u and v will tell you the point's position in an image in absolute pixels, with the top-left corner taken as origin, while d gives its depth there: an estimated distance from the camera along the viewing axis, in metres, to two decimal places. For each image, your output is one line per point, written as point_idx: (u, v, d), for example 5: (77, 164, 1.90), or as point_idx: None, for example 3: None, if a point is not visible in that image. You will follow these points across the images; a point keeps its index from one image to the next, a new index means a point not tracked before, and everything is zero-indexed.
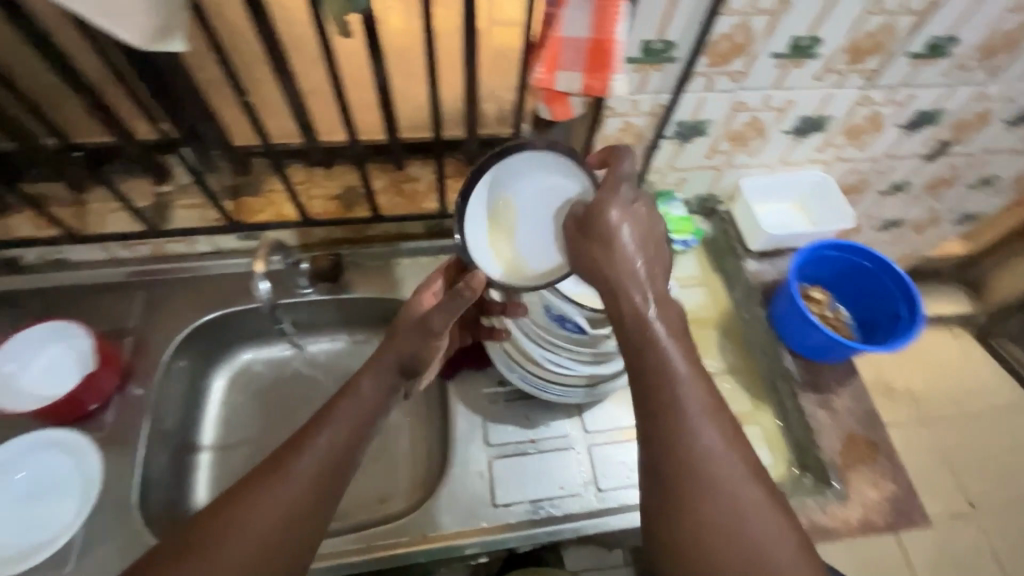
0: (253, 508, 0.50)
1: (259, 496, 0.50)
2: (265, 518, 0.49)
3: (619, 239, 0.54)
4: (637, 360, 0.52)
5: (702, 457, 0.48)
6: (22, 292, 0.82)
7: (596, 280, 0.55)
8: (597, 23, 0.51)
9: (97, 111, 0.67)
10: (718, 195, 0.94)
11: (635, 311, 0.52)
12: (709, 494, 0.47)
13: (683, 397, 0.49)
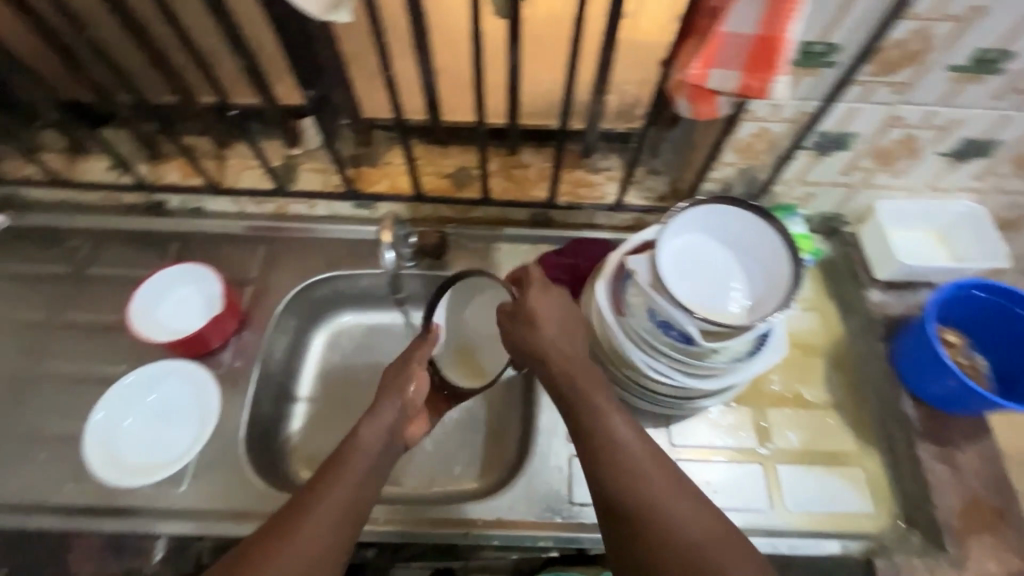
0: (286, 525, 0.54)
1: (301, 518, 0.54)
2: (298, 537, 0.53)
3: (539, 322, 0.64)
4: (570, 411, 0.61)
5: (641, 476, 0.55)
6: (162, 233, 0.89)
7: (548, 344, 0.63)
8: (767, 20, 0.48)
9: (255, 73, 0.72)
10: (846, 215, 0.87)
11: (565, 354, 0.63)
12: (647, 502, 0.54)
13: (595, 419, 0.59)
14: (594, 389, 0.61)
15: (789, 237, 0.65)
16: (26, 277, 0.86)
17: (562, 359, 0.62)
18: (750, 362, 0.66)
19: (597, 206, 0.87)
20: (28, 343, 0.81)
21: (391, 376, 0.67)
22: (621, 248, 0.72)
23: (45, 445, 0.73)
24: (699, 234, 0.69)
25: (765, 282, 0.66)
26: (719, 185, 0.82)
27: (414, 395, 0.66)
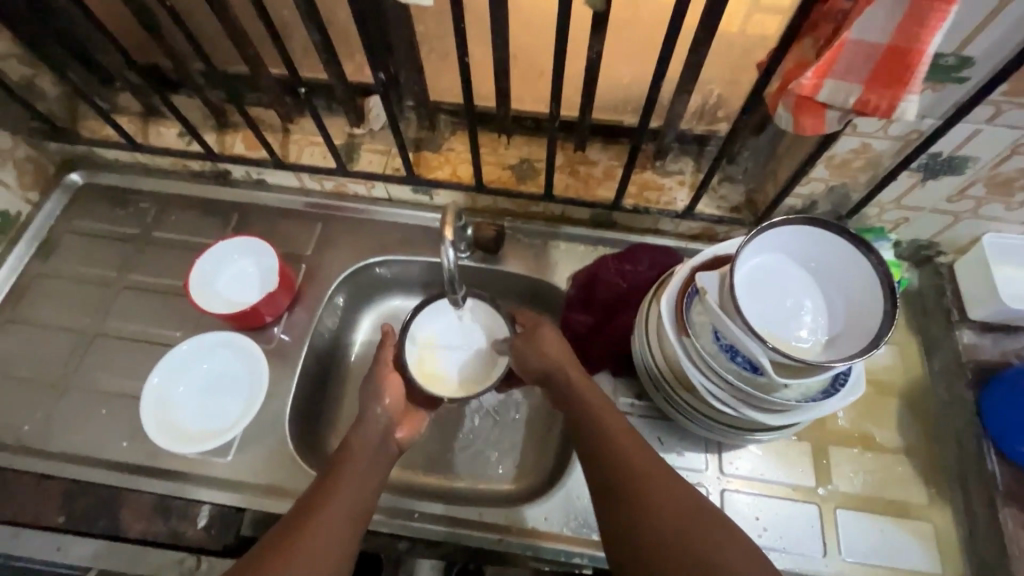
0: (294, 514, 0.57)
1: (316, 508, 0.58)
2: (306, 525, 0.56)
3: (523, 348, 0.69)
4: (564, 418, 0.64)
5: (622, 465, 0.58)
6: (224, 203, 0.90)
7: (549, 366, 0.67)
8: (908, 28, 0.42)
9: (324, 50, 0.71)
10: (942, 245, 0.79)
11: (560, 365, 0.67)
12: (626, 482, 0.56)
13: (575, 406, 0.63)
14: (582, 384, 0.65)
15: (888, 274, 0.58)
16: (97, 235, 0.88)
17: (563, 372, 0.66)
18: (820, 403, 0.59)
19: (664, 212, 0.82)
20: (96, 299, 0.84)
21: (369, 389, 0.71)
22: (691, 263, 0.68)
23: (106, 401, 0.76)
24: (783, 255, 0.63)
25: (849, 320, 0.60)
26: (802, 201, 0.75)
27: (390, 405, 0.70)
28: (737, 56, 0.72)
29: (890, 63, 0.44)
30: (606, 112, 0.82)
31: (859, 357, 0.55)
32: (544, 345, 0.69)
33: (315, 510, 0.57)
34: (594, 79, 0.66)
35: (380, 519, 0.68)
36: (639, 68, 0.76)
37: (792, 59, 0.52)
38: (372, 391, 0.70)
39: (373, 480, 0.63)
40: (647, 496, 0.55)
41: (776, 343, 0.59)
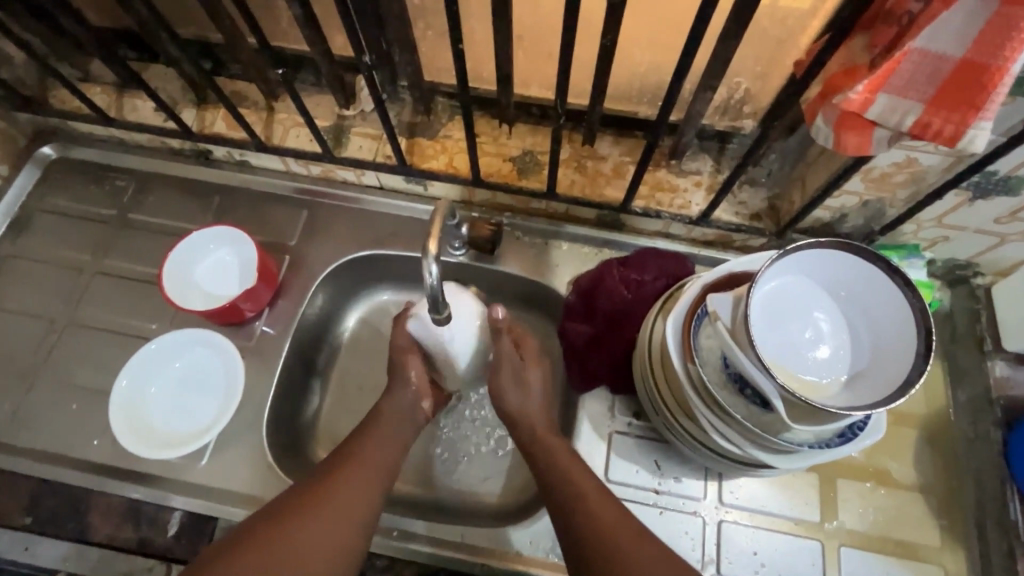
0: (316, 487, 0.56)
1: (326, 486, 0.56)
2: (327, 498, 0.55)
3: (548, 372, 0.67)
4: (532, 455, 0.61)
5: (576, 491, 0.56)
6: (206, 185, 0.84)
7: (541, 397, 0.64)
8: (989, 44, 0.36)
9: (305, 26, 0.63)
10: (982, 266, 0.72)
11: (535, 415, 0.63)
12: (589, 530, 0.53)
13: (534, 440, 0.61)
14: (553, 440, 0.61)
15: (924, 310, 0.52)
16: (71, 214, 0.83)
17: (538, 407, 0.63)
18: (835, 449, 0.54)
19: (677, 216, 0.75)
20: (69, 285, 0.79)
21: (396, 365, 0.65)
22: (704, 279, 0.61)
23: (77, 396, 0.73)
24: (807, 278, 0.57)
25: (875, 358, 0.54)
26: (831, 213, 0.68)
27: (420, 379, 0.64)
28: (771, 48, 0.63)
29: (957, 80, 0.38)
30: (621, 101, 0.74)
31: (884, 404, 0.50)
32: (527, 377, 0.64)
33: (325, 488, 0.56)
34: (606, 72, 0.59)
35: (379, 540, 0.66)
36: (659, 57, 0.67)
37: (839, 62, 0.45)
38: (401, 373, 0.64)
39: (391, 454, 0.61)
40: (612, 548, 0.51)
41: (791, 380, 0.53)
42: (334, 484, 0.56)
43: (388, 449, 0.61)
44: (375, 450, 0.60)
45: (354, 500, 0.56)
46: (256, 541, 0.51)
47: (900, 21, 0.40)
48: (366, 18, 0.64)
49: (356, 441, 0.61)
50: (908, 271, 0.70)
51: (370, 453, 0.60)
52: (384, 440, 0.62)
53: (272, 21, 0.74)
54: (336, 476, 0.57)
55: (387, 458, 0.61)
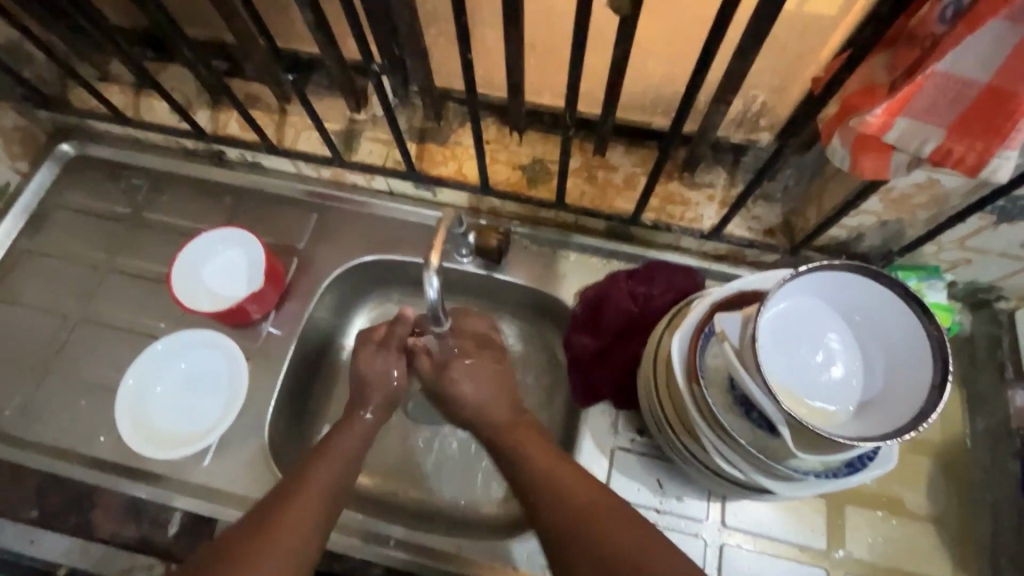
0: (314, 468, 0.57)
1: (282, 509, 0.53)
2: (313, 481, 0.56)
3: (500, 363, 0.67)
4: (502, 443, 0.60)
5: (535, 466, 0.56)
6: (218, 185, 0.85)
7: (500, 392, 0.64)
8: (1017, 69, 0.35)
9: (316, 31, 0.63)
10: (1005, 290, 0.69)
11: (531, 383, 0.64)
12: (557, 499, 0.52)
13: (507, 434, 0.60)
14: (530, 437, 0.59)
15: (941, 339, 0.50)
16: (87, 211, 0.84)
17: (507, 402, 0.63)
18: (842, 479, 0.53)
19: (688, 230, 0.74)
20: (82, 282, 0.81)
21: (369, 383, 0.66)
22: (713, 298, 0.60)
23: (85, 391, 0.74)
24: (820, 300, 0.55)
25: (887, 387, 0.52)
26: (847, 232, 0.66)
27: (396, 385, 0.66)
28: (791, 60, 0.61)
29: (983, 107, 0.37)
30: (633, 112, 0.73)
31: (896, 436, 0.48)
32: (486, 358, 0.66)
33: (313, 471, 0.57)
34: (616, 83, 0.58)
35: (364, 546, 0.66)
36: (674, 67, 0.66)
37: (858, 80, 0.44)
38: (377, 381, 0.66)
39: (350, 470, 0.60)
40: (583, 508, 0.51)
41: (798, 407, 0.51)
42: (295, 504, 0.54)
43: (348, 464, 0.60)
44: (334, 465, 0.58)
45: (315, 520, 0.53)
46: (267, 520, 0.52)
47: (924, 42, 0.38)
48: (377, 25, 0.64)
49: (315, 458, 0.59)
50: (927, 293, 0.68)
51: (329, 467, 0.58)
52: (343, 455, 0.60)
53: (285, 24, 0.74)
54: (295, 495, 0.54)
55: (345, 473, 0.59)
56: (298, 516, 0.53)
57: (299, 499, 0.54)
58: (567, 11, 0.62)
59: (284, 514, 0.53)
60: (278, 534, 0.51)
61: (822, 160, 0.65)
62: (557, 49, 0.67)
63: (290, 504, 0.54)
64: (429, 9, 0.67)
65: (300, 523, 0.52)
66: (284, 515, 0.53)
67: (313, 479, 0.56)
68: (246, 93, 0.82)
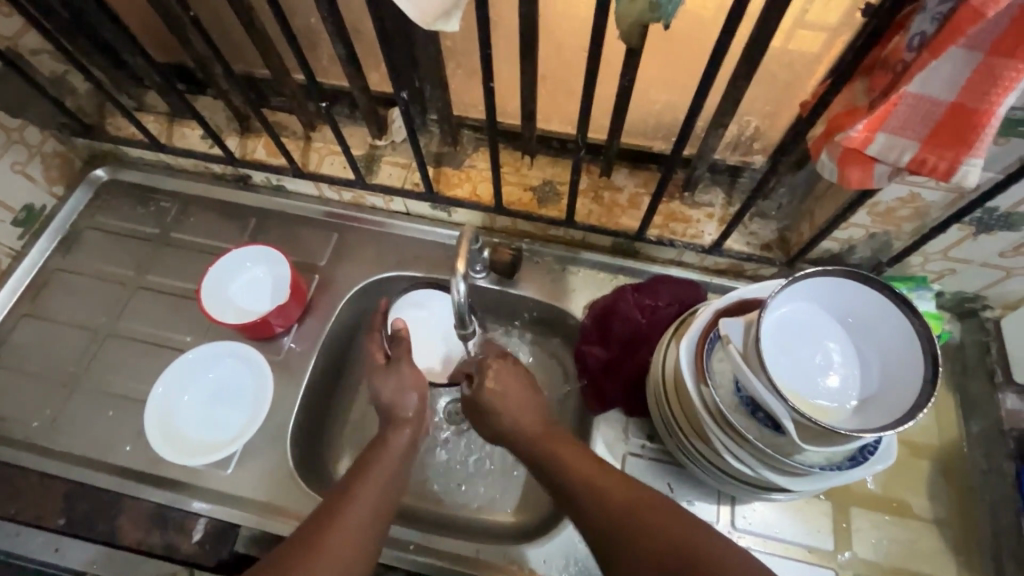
0: (370, 455, 0.63)
1: (325, 528, 0.55)
2: (374, 465, 0.62)
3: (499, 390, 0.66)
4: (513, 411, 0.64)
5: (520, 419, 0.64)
6: (243, 208, 0.89)
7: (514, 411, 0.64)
8: (977, 88, 0.40)
9: (348, 63, 0.69)
10: (989, 299, 0.74)
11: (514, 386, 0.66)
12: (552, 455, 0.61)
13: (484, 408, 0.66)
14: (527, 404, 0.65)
15: (931, 337, 0.54)
16: (116, 232, 0.89)
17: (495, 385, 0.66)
18: (846, 472, 0.56)
19: (690, 245, 0.78)
20: (109, 300, 0.84)
21: (393, 403, 0.67)
22: (715, 306, 0.64)
23: (114, 403, 0.77)
24: (816, 305, 0.59)
25: (884, 384, 0.56)
26: (839, 245, 0.71)
27: (420, 402, 0.68)
28: (781, 90, 0.67)
29: (951, 124, 0.42)
30: (637, 137, 0.79)
31: (894, 428, 0.51)
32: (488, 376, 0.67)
33: (372, 455, 0.63)
34: (623, 111, 0.63)
35: (388, 552, 0.69)
36: (674, 95, 0.72)
37: (842, 103, 0.50)
38: (395, 402, 0.67)
39: (400, 479, 0.63)
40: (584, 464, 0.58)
41: (801, 404, 0.55)
42: (337, 524, 0.55)
43: (385, 493, 0.60)
44: (387, 463, 0.62)
45: (364, 525, 0.56)
46: (331, 508, 0.57)
47: (895, 67, 0.44)
48: (403, 57, 0.70)
49: (358, 477, 0.61)
50: (916, 302, 0.72)
51: (366, 494, 0.59)
52: (380, 485, 0.60)
53: (315, 57, 0.80)
54: (353, 491, 0.59)
55: (396, 479, 0.62)
56: (359, 507, 0.57)
57: (365, 482, 0.60)
58: (577, 47, 0.69)
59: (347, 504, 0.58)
60: (340, 524, 0.55)
61: (812, 178, 0.70)
62: (566, 80, 0.73)
63: (353, 492, 0.59)
64: (448, 44, 0.72)
65: (365, 512, 0.57)
66: (349, 506, 0.57)
67: (371, 472, 0.61)
68: (274, 122, 0.87)
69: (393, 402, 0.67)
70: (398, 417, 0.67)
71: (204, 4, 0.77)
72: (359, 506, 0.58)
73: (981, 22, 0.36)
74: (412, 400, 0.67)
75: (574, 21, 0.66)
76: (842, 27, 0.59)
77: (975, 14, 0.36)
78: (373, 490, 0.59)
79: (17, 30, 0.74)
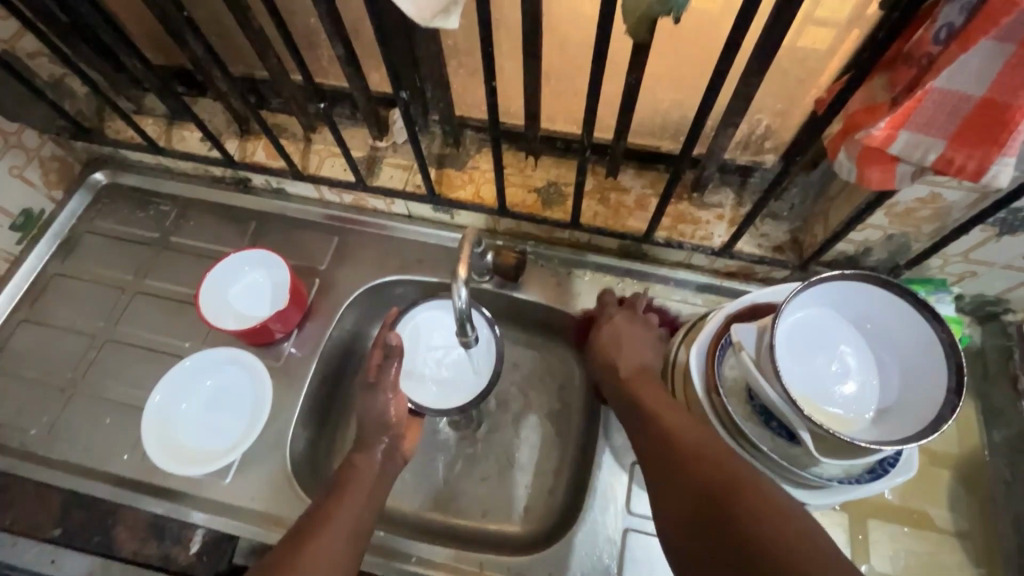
0: (347, 473, 0.61)
1: (300, 551, 0.53)
2: (351, 483, 0.60)
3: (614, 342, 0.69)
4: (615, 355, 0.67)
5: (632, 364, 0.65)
6: (243, 212, 0.88)
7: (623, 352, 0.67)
8: (1008, 82, 0.37)
9: (347, 63, 0.67)
10: (1012, 303, 0.71)
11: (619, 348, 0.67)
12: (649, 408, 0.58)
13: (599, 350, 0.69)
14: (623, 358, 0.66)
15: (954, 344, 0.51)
16: (115, 237, 0.87)
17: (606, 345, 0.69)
18: (865, 485, 0.54)
19: (699, 248, 0.76)
20: (108, 305, 0.83)
21: (368, 422, 0.64)
22: (727, 310, 0.62)
23: (111, 410, 0.76)
24: (831, 309, 0.57)
25: (904, 392, 0.53)
26: (855, 247, 0.69)
27: (398, 418, 0.64)
28: (795, 87, 0.64)
29: (980, 120, 0.39)
30: (644, 136, 0.77)
31: (916, 440, 0.49)
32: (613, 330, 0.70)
33: (348, 473, 0.61)
34: (630, 109, 0.61)
35: (373, 560, 0.67)
36: (683, 94, 0.70)
37: (861, 100, 0.47)
38: (376, 419, 0.64)
39: (377, 500, 0.61)
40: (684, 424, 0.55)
41: (819, 414, 0.53)
42: (313, 541, 0.54)
43: (359, 517, 0.58)
44: (363, 482, 0.61)
45: (342, 541, 0.55)
46: (307, 528, 0.55)
47: (920, 62, 0.42)
48: (403, 56, 0.68)
49: (335, 495, 0.59)
50: (937, 305, 0.70)
51: (344, 514, 0.57)
52: (356, 505, 0.58)
53: (314, 57, 0.78)
54: (331, 510, 0.57)
55: (372, 501, 0.60)
56: (334, 527, 0.55)
57: (343, 501, 0.58)
58: (582, 44, 0.67)
59: (320, 525, 0.55)
60: (314, 548, 0.53)
61: (827, 178, 0.68)
62: (571, 79, 0.71)
63: (331, 512, 0.57)
64: (450, 43, 0.71)
65: (342, 533, 0.55)
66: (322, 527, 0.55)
67: (348, 492, 0.59)
68: (273, 123, 0.86)
69: (369, 419, 0.64)
70: (368, 440, 0.64)
71: (201, 5, 0.75)
72: (339, 526, 0.56)
73: (1015, 12, 0.34)
74: (390, 416, 0.64)
75: (579, 16, 0.63)
76: (860, 21, 0.56)
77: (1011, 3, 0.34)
78: (350, 509, 0.58)
79: (13, 32, 0.73)
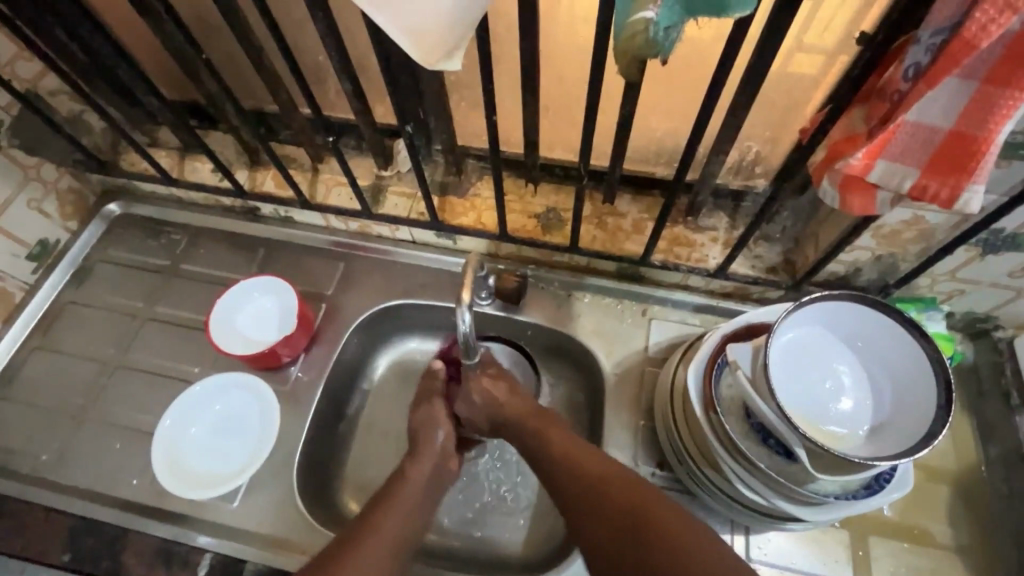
0: (397, 480, 0.64)
1: (344, 553, 0.55)
2: (400, 489, 0.63)
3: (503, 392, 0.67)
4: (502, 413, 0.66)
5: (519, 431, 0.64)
6: (251, 240, 0.91)
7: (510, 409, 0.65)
8: (973, 116, 0.40)
9: (355, 98, 0.71)
10: (1000, 319, 0.73)
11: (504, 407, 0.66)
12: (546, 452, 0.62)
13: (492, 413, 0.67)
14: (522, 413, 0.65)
15: (942, 361, 0.53)
16: (127, 265, 0.90)
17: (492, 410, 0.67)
18: (861, 500, 0.55)
19: (695, 269, 0.79)
20: (120, 331, 0.85)
21: (420, 432, 0.68)
22: (723, 330, 0.63)
23: (121, 436, 0.78)
24: (823, 328, 0.59)
25: (897, 408, 0.55)
26: (845, 267, 0.71)
27: (446, 440, 0.68)
28: (781, 115, 0.67)
29: (950, 150, 0.42)
30: (639, 163, 0.80)
31: (909, 455, 0.50)
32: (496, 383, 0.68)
33: (398, 479, 0.64)
34: (625, 139, 0.64)
35: None
36: (674, 123, 0.73)
37: (840, 130, 0.50)
38: (426, 426, 0.68)
39: (422, 512, 0.62)
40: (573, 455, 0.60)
41: (814, 431, 0.54)
42: (360, 546, 0.56)
43: (408, 521, 0.61)
44: (413, 487, 0.63)
45: (389, 544, 0.57)
46: (357, 532, 0.58)
47: (892, 97, 0.45)
48: (408, 91, 0.71)
49: (383, 502, 0.61)
50: (927, 323, 0.72)
51: (392, 520, 0.59)
52: (403, 512, 0.61)
53: (322, 92, 0.82)
54: (380, 515, 0.60)
55: (419, 513, 0.62)
56: (381, 532, 0.58)
57: (391, 507, 0.60)
58: (577, 78, 0.70)
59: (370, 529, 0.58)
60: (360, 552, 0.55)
61: (816, 201, 0.70)
62: (568, 111, 0.74)
63: (378, 517, 0.59)
64: (452, 77, 0.74)
65: (387, 538, 0.58)
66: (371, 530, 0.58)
67: (398, 498, 0.61)
68: (281, 154, 0.89)
69: (421, 429, 0.68)
70: (421, 452, 0.66)
71: (215, 44, 0.79)
72: (385, 532, 0.58)
73: (975, 53, 0.37)
74: (439, 438, 0.68)
75: (575, 52, 0.67)
76: (841, 52, 0.60)
77: (970, 45, 0.37)
78: (397, 515, 0.60)
79: (36, 73, 0.77)
